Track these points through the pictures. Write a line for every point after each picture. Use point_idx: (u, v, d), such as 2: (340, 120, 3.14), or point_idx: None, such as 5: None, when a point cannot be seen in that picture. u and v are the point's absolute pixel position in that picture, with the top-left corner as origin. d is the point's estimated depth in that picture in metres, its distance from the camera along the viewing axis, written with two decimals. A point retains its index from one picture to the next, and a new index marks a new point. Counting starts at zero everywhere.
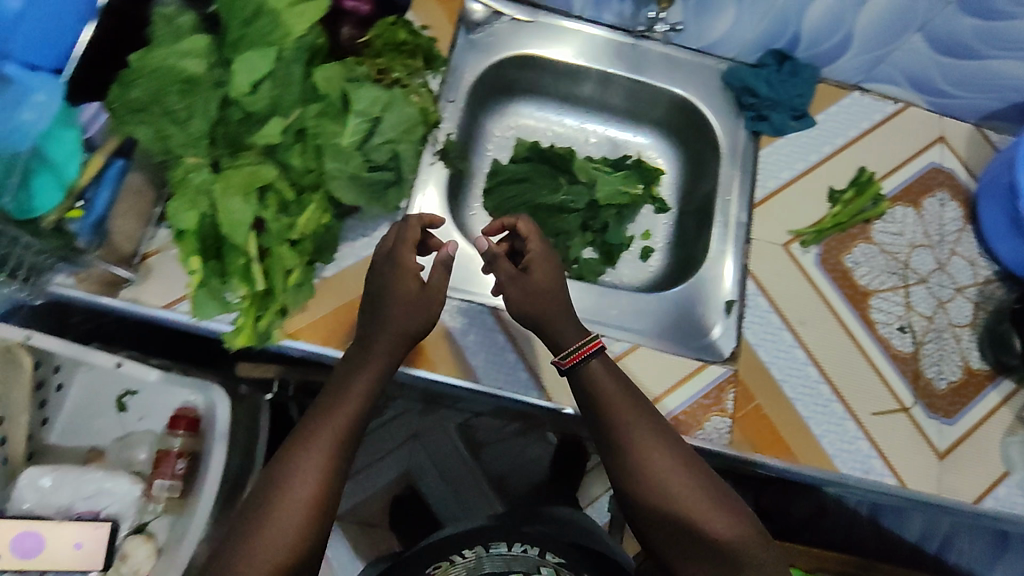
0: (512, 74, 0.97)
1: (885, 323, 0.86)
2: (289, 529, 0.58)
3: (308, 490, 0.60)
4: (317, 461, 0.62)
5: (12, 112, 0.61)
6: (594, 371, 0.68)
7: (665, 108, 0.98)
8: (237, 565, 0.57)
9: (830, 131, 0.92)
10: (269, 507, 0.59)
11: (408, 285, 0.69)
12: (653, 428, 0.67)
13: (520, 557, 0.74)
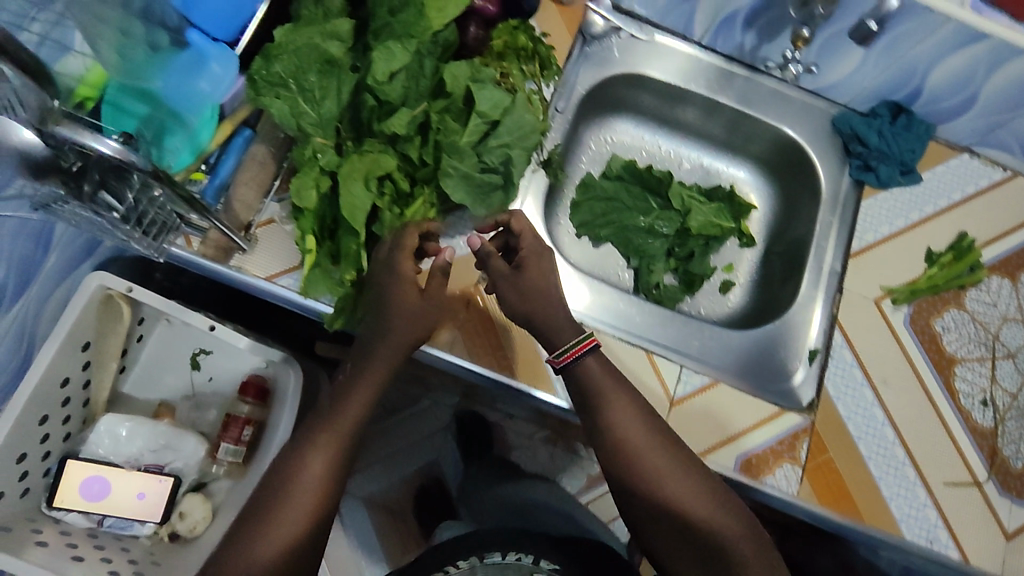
0: (620, 91, 0.98)
1: (969, 394, 0.84)
2: (307, 500, 0.67)
3: (322, 467, 0.68)
4: (330, 440, 0.68)
5: (186, 80, 0.68)
6: (587, 369, 0.71)
7: (768, 144, 0.98)
8: (247, 553, 0.64)
9: (934, 191, 0.91)
10: (290, 477, 0.67)
11: (409, 296, 0.69)
12: (658, 444, 0.69)
13: (515, 564, 0.78)
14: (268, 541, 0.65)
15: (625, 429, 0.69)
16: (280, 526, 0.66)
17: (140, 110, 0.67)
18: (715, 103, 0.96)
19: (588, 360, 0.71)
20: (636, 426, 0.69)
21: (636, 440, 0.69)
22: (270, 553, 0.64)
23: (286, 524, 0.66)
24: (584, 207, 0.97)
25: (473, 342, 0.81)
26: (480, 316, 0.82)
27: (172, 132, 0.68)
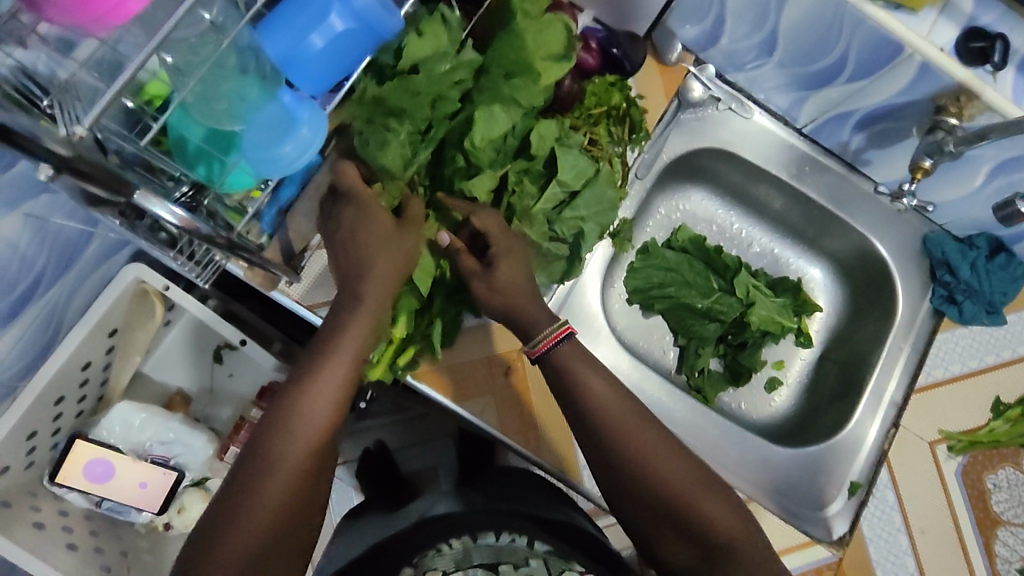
0: (704, 162, 0.92)
1: (1006, 559, 0.80)
2: (300, 444, 0.56)
3: (315, 411, 0.57)
4: (318, 383, 0.58)
5: (272, 137, 0.57)
6: (563, 358, 0.65)
7: (849, 248, 0.92)
8: (247, 498, 0.54)
9: (1017, 338, 0.85)
10: (279, 421, 0.56)
11: (382, 221, 0.62)
12: (638, 418, 0.63)
13: (507, 547, 0.72)
14: (251, 493, 0.54)
15: (603, 402, 0.63)
16: (271, 472, 0.55)
17: (203, 141, 0.54)
18: (802, 195, 0.90)
19: (564, 347, 0.65)
20: (629, 412, 0.63)
21: (615, 408, 0.63)
22: (255, 507, 0.54)
23: (275, 476, 0.54)
24: (638, 273, 0.90)
25: (504, 410, 0.78)
26: (519, 382, 0.79)
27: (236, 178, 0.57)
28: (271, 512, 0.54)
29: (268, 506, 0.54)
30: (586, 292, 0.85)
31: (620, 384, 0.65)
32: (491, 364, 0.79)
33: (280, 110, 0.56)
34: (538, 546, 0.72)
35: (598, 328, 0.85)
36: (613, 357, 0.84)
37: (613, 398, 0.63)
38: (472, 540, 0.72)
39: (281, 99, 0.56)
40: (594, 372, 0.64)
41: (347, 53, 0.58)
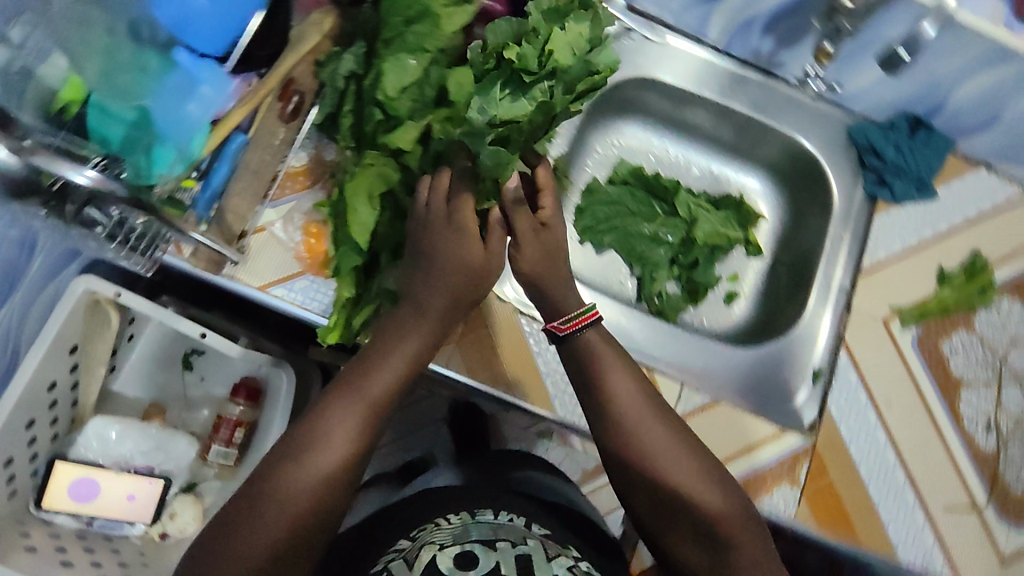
0: (629, 94, 0.95)
1: (973, 418, 0.82)
2: (334, 458, 0.58)
3: (353, 429, 0.59)
4: (359, 404, 0.60)
5: (180, 101, 0.62)
6: (589, 342, 0.66)
7: (781, 153, 0.95)
8: (245, 531, 0.55)
9: (949, 208, 0.89)
10: (318, 434, 0.58)
11: (472, 249, 0.63)
12: (656, 418, 0.65)
13: (505, 526, 0.69)
14: (279, 502, 0.56)
15: (623, 400, 0.65)
16: (299, 481, 0.57)
17: (119, 125, 0.60)
18: (728, 109, 0.92)
19: (592, 331, 0.67)
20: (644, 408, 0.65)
21: (633, 415, 0.64)
22: (283, 519, 0.55)
23: (304, 485, 0.57)
24: (588, 213, 0.93)
25: (470, 357, 0.79)
26: (478, 326, 0.80)
27: (161, 155, 0.61)
28: (291, 528, 0.56)
29: (293, 519, 0.56)
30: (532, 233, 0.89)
31: (642, 380, 0.67)
32: None
33: (182, 75, 0.63)
34: (535, 530, 0.70)
35: None
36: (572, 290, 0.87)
37: (632, 399, 0.65)
38: (472, 517, 0.69)
39: (179, 64, 0.63)
40: (619, 365, 0.66)
41: (224, 12, 0.64)
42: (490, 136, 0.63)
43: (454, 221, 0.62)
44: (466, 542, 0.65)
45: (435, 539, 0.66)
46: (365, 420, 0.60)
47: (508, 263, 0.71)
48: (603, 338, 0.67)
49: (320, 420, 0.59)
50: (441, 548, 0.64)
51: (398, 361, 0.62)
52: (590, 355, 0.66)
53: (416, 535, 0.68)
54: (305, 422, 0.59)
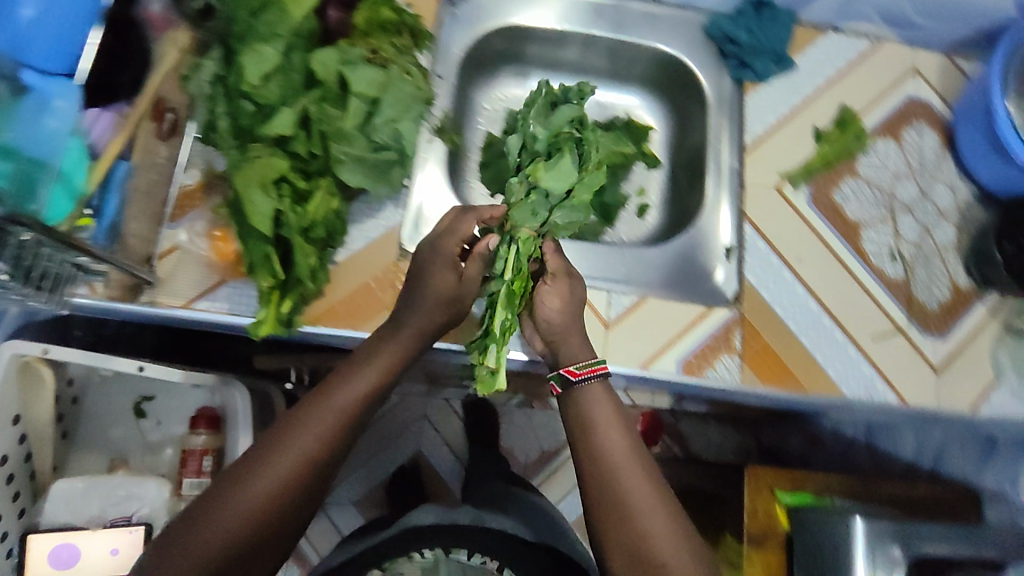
0: (499, 46, 0.98)
1: (877, 252, 0.89)
2: (293, 464, 0.61)
3: (314, 442, 0.63)
4: (327, 415, 0.64)
5: (36, 120, 0.66)
6: (587, 396, 0.71)
7: (652, 65, 1.00)
8: (190, 538, 0.59)
9: (810, 73, 0.95)
10: (284, 437, 0.63)
11: (447, 276, 0.73)
12: (638, 465, 0.68)
13: (472, 566, 0.83)
14: (241, 494, 0.60)
15: (615, 454, 0.68)
16: (262, 482, 0.60)
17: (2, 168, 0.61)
18: (591, 36, 0.97)
19: (598, 383, 0.72)
20: (623, 446, 0.69)
21: (622, 459, 0.68)
22: (244, 515, 0.59)
23: (265, 484, 0.60)
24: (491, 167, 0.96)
25: (407, 320, 0.78)
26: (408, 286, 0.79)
27: (52, 195, 0.64)
28: (248, 527, 0.59)
29: (253, 515, 0.59)
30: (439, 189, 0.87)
31: (631, 428, 0.71)
32: (378, 281, 0.79)
33: (32, 99, 0.66)
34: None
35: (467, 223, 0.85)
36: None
37: (624, 452, 0.68)
38: (443, 552, 0.83)
39: (31, 83, 0.68)
40: (615, 419, 0.70)
41: (56, 27, 0.71)
42: (529, 202, 0.73)
43: (438, 251, 0.73)
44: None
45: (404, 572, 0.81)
46: (328, 431, 0.64)
47: (452, 242, 0.74)
48: (605, 388, 0.72)
49: (288, 427, 0.64)
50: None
51: (371, 376, 0.68)
52: (591, 404, 0.71)
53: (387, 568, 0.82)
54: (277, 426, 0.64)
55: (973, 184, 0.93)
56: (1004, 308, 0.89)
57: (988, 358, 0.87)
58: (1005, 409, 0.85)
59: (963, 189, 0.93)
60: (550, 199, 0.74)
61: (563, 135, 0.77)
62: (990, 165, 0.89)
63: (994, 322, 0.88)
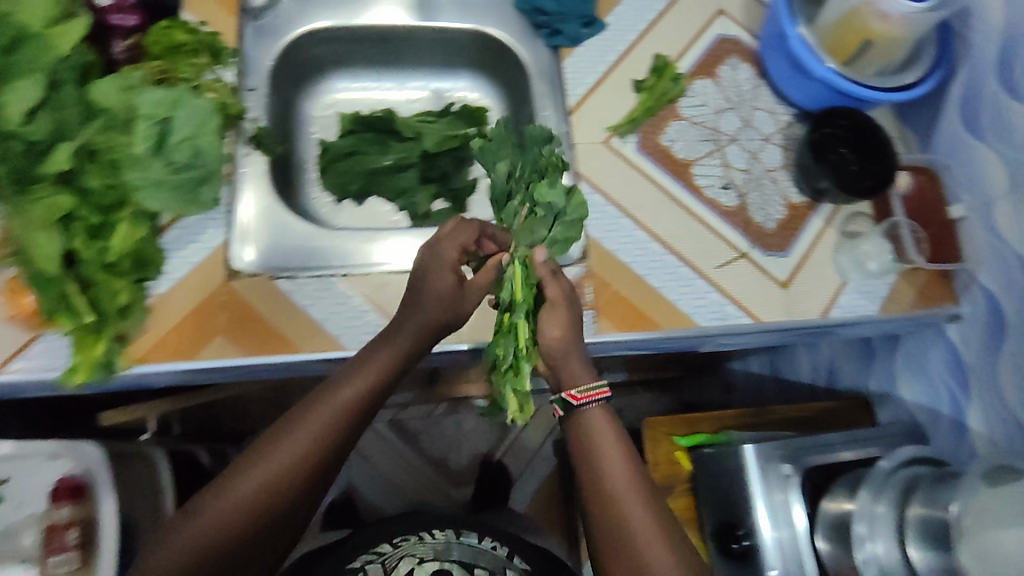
0: (314, 52, 0.96)
1: (710, 185, 0.92)
2: (264, 481, 0.63)
3: (287, 461, 0.64)
4: (304, 435, 0.65)
5: None
6: (590, 423, 0.67)
7: (472, 46, 1.00)
8: (179, 529, 0.62)
9: (621, 30, 0.97)
10: (260, 453, 0.65)
11: (446, 278, 0.75)
12: (640, 489, 0.65)
13: (486, 552, 0.98)
14: (216, 504, 0.62)
15: (613, 473, 0.65)
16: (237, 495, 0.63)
17: None
18: (402, 29, 0.96)
19: (597, 409, 0.68)
20: (626, 479, 0.65)
21: (610, 477, 0.65)
22: (217, 525, 0.61)
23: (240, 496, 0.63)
24: (331, 171, 0.96)
25: (240, 338, 0.76)
26: (238, 306, 0.77)
27: None
28: (220, 540, 0.61)
29: (226, 526, 0.62)
30: (264, 203, 0.83)
31: (632, 454, 0.67)
32: (207, 304, 0.76)
33: None
34: (516, 563, 0.97)
35: (298, 230, 0.83)
36: (333, 241, 0.84)
37: (623, 473, 0.65)
38: (454, 537, 0.98)
39: None
40: (618, 443, 0.67)
41: None
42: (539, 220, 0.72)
43: (437, 250, 0.76)
44: (446, 561, 0.94)
45: (415, 551, 0.95)
46: (314, 441, 0.65)
47: (451, 244, 0.77)
48: (605, 416, 0.68)
49: (266, 443, 0.65)
50: (420, 562, 0.93)
51: (354, 393, 0.68)
52: (595, 432, 0.67)
53: (399, 544, 0.96)
54: (258, 441, 0.66)
55: (790, 107, 0.97)
56: (837, 215, 0.93)
57: (830, 264, 0.91)
58: (854, 307, 0.90)
59: (783, 113, 0.97)
60: (551, 217, 0.72)
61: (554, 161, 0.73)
62: (799, 86, 0.93)
63: (830, 231, 0.92)
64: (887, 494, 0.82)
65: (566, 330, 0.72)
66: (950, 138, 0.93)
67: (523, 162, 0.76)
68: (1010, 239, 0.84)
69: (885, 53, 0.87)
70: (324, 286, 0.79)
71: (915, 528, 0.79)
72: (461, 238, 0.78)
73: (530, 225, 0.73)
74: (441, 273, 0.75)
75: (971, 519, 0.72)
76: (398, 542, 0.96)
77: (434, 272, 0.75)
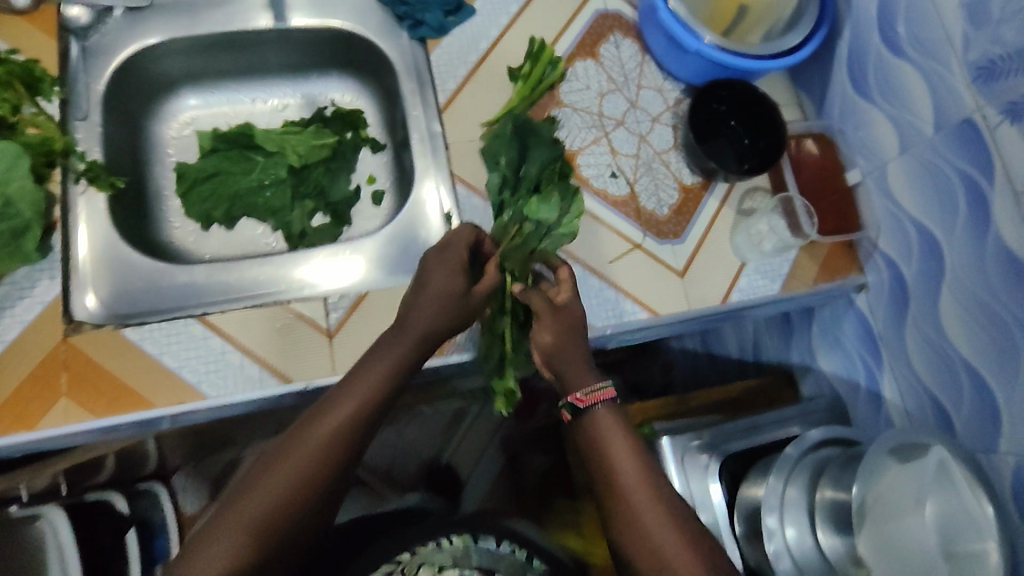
0: (158, 68, 0.87)
1: (598, 174, 0.87)
2: (283, 495, 0.60)
3: (299, 475, 0.61)
4: (316, 446, 0.62)
5: None
6: (599, 421, 0.69)
7: (336, 45, 0.92)
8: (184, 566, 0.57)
9: (492, 13, 0.90)
10: (294, 454, 0.62)
11: (450, 276, 0.71)
12: (648, 487, 0.64)
13: (504, 554, 0.90)
14: (230, 523, 0.59)
15: (622, 467, 0.66)
16: (251, 512, 0.59)
17: None
18: (254, 32, 0.87)
19: (604, 408, 0.70)
20: (635, 469, 0.66)
21: (627, 467, 0.66)
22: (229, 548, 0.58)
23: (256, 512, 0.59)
24: (193, 197, 0.87)
25: (84, 398, 0.68)
26: (80, 364, 0.69)
27: None
28: (231, 566, 0.57)
29: (236, 549, 0.58)
30: (108, 243, 0.76)
31: (643, 451, 0.68)
32: (45, 366, 0.69)
33: None
34: (533, 562, 0.91)
35: (148, 270, 0.76)
36: (189, 277, 0.77)
37: (635, 466, 0.66)
38: (472, 540, 0.89)
39: None
40: (628, 441, 0.68)
41: None
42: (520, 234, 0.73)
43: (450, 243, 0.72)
44: (466, 570, 0.87)
45: (434, 560, 0.86)
46: (313, 466, 0.61)
47: (462, 241, 0.73)
48: (614, 414, 0.70)
49: (299, 442, 0.62)
50: (441, 571, 0.86)
51: (365, 397, 0.65)
52: (604, 433, 0.68)
53: (415, 552, 0.86)
54: (286, 443, 0.63)
55: (677, 82, 0.92)
56: (732, 193, 0.89)
57: (728, 247, 0.87)
58: (756, 288, 0.86)
59: (670, 90, 0.92)
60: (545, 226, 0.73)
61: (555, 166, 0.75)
62: (679, 60, 0.88)
63: (727, 210, 0.88)
64: (798, 477, 0.80)
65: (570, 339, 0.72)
66: (841, 101, 0.88)
67: (537, 161, 0.74)
68: (904, 205, 0.81)
69: (760, 21, 0.86)
70: (173, 330, 0.72)
71: (824, 513, 0.77)
72: (450, 260, 0.72)
73: (522, 239, 0.72)
74: (446, 275, 0.70)
75: (873, 495, 0.72)
76: (414, 550, 0.86)
77: (438, 273, 0.71)
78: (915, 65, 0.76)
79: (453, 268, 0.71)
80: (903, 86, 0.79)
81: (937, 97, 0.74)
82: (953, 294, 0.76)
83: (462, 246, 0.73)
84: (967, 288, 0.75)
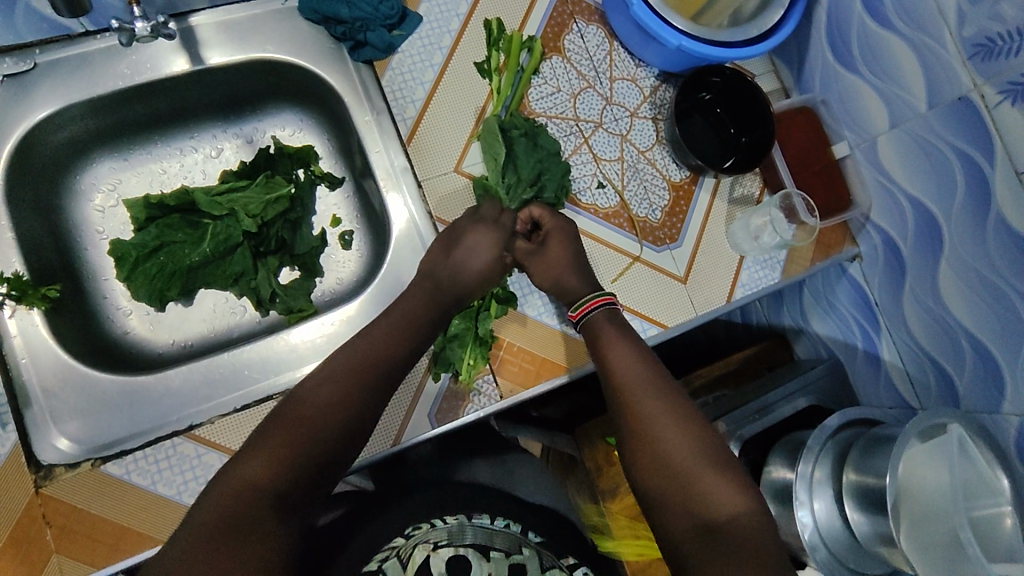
0: (58, 138, 0.74)
1: (585, 186, 0.81)
2: (322, 407, 0.59)
3: (338, 390, 0.61)
4: (356, 367, 0.63)
5: None
6: (596, 325, 0.71)
7: (269, 76, 0.80)
8: (228, 473, 0.55)
9: (441, 18, 0.80)
10: (327, 375, 0.62)
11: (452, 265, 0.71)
12: (658, 389, 0.67)
13: (501, 531, 0.70)
14: (281, 424, 0.58)
15: (627, 370, 0.68)
16: (300, 418, 0.59)
17: None
18: (168, 79, 0.75)
19: (602, 313, 0.72)
20: (641, 373, 0.68)
21: (630, 369, 0.68)
22: (275, 450, 0.56)
23: (300, 420, 0.58)
24: (138, 278, 0.76)
25: (75, 552, 0.61)
26: (66, 516, 0.62)
27: None
28: (257, 477, 0.54)
29: (278, 457, 0.55)
30: (62, 368, 0.66)
31: (644, 355, 0.69)
32: (23, 529, 0.61)
33: None
34: (532, 538, 0.72)
35: (114, 385, 0.67)
36: (166, 383, 0.69)
37: (638, 369, 0.68)
38: (467, 517, 0.70)
39: None
40: (631, 346, 0.70)
41: None
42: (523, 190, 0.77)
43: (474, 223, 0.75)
44: (461, 546, 0.66)
45: (430, 538, 0.67)
46: (348, 388, 0.61)
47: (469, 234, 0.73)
48: (609, 318, 0.72)
49: (333, 370, 0.63)
50: (435, 550, 0.65)
51: (380, 341, 0.66)
52: (608, 343, 0.70)
53: (411, 533, 0.68)
54: (318, 373, 0.63)
55: (650, 68, 0.86)
56: (722, 184, 0.85)
57: (725, 240, 0.83)
58: (757, 279, 0.83)
59: (645, 78, 0.85)
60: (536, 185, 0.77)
61: (533, 123, 0.77)
62: (651, 48, 0.81)
63: (719, 203, 0.84)
64: (825, 457, 0.79)
65: (569, 258, 0.75)
66: (822, 71, 0.86)
67: (547, 172, 0.76)
68: (899, 180, 0.80)
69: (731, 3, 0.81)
70: (162, 454, 0.64)
71: (851, 494, 0.76)
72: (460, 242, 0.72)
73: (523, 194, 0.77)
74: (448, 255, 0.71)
75: (904, 471, 0.70)
76: (410, 531, 0.68)
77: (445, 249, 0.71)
78: (905, 39, 0.74)
79: (463, 253, 0.72)
80: (891, 58, 0.76)
81: (931, 76, 0.72)
82: (951, 265, 0.76)
83: (460, 235, 0.73)
84: (968, 264, 0.74)
